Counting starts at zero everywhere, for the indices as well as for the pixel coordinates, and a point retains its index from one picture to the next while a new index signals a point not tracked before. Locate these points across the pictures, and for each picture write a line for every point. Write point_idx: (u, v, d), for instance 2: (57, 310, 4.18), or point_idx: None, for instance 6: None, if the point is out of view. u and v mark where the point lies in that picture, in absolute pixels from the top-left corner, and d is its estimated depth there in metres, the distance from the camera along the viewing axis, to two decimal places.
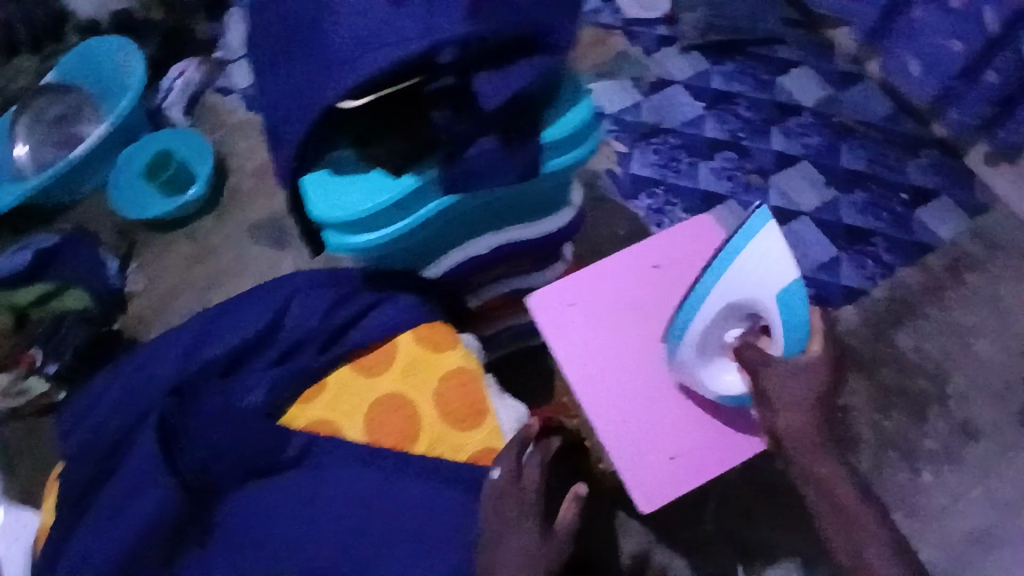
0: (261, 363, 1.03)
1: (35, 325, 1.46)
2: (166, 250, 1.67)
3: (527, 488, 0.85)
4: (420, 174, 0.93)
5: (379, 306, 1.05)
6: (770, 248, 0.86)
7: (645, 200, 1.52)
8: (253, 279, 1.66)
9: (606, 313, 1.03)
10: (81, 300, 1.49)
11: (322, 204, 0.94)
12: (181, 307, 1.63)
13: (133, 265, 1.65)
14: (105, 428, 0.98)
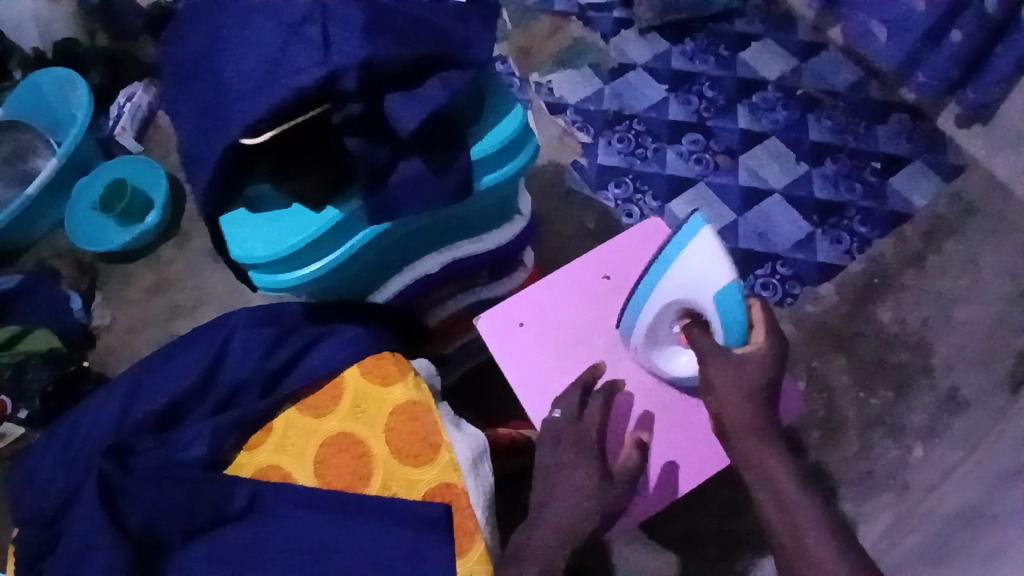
0: (202, 410, 0.84)
1: None
2: (127, 283, 1.64)
3: (588, 428, 0.76)
4: (341, 207, 0.76)
5: (321, 341, 0.87)
6: (706, 253, 0.75)
7: (614, 189, 1.56)
8: (215, 308, 1.62)
9: (565, 328, 0.86)
10: (47, 340, 1.43)
11: (241, 248, 0.78)
12: (147, 341, 1.60)
13: (98, 300, 1.61)
14: (43, 493, 0.81)
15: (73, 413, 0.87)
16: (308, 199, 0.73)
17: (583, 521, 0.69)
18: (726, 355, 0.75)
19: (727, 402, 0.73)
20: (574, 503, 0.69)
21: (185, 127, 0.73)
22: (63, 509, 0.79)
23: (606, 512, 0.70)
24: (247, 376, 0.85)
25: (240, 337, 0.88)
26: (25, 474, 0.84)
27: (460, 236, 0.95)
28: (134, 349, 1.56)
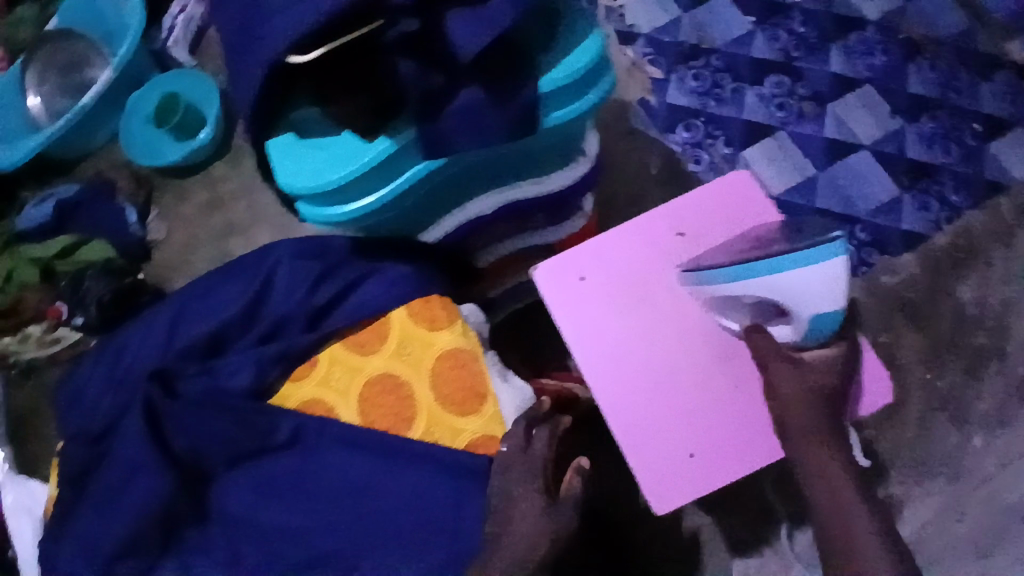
0: (245, 341, 0.83)
1: (61, 278, 1.42)
2: (180, 201, 1.63)
3: (535, 456, 0.72)
4: (395, 136, 0.70)
5: (367, 280, 0.84)
6: (814, 284, 0.62)
7: (683, 131, 1.44)
8: (265, 230, 1.62)
9: (630, 284, 0.75)
10: (101, 252, 1.44)
11: (287, 175, 0.73)
12: (200, 261, 1.62)
13: (154, 215, 1.62)
14: (96, 408, 0.83)
15: (123, 332, 0.87)
16: (359, 127, 0.69)
17: (537, 545, 0.68)
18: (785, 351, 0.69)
19: (790, 392, 0.67)
20: (529, 533, 0.68)
21: (234, 48, 0.68)
22: (110, 430, 0.80)
23: (556, 535, 0.69)
24: (290, 312, 0.82)
25: (284, 270, 0.85)
26: (75, 389, 0.86)
27: (518, 176, 0.88)
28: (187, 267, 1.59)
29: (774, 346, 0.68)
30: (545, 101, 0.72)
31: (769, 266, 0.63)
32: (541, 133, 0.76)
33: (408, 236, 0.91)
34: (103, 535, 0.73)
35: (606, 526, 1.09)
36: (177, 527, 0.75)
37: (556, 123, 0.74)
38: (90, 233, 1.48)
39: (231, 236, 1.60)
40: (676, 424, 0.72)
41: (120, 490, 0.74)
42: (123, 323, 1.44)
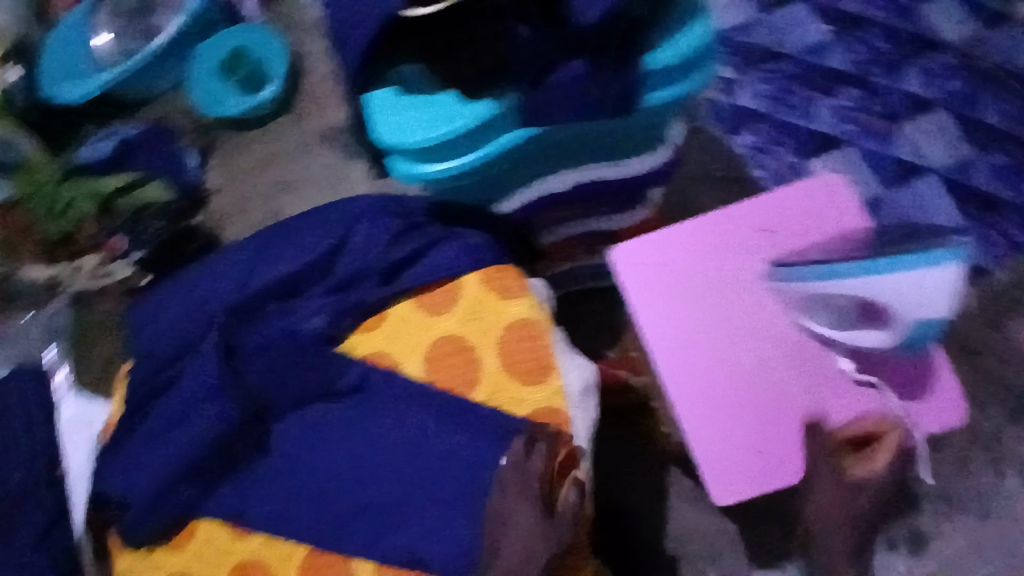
0: (318, 290, 0.84)
1: (121, 213, 1.44)
2: (243, 149, 1.66)
3: (531, 474, 0.71)
4: (501, 99, 0.70)
5: (440, 244, 0.85)
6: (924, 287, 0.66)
7: (749, 135, 1.42)
8: (318, 191, 1.65)
9: (708, 277, 0.75)
10: (158, 194, 1.46)
11: (384, 128, 0.74)
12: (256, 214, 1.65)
13: (211, 163, 1.65)
14: (166, 338, 0.85)
15: (197, 268, 0.89)
16: (463, 85, 0.70)
17: (533, 557, 0.69)
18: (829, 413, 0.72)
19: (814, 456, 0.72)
20: (524, 548, 0.68)
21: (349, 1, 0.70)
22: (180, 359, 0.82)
23: (551, 547, 0.70)
24: (364, 267, 0.84)
25: (361, 223, 0.86)
26: (145, 317, 0.88)
27: (601, 156, 0.88)
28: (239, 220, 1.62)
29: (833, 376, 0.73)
30: (649, 80, 0.71)
31: (885, 265, 0.66)
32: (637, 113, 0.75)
33: (484, 206, 0.92)
34: (178, 458, 0.76)
35: (632, 517, 1.10)
36: (242, 459, 0.78)
37: (656, 104, 0.73)
38: (151, 174, 1.50)
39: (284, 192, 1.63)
40: (742, 419, 0.72)
41: (194, 416, 0.77)
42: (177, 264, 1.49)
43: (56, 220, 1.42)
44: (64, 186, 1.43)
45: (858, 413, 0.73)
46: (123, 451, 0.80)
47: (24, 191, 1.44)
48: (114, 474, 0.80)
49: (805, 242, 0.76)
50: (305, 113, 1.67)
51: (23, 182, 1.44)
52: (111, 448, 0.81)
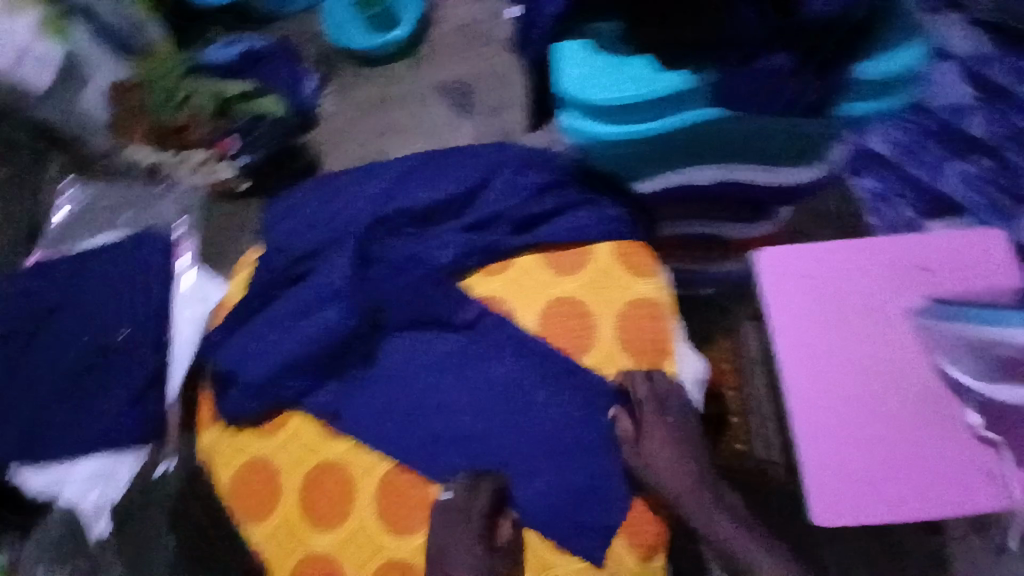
0: (452, 223, 0.86)
1: (236, 117, 1.37)
2: (356, 84, 1.62)
3: (473, 515, 0.71)
4: (695, 74, 0.70)
5: (577, 208, 0.85)
6: None
7: (872, 178, 1.21)
8: (422, 140, 1.57)
9: (850, 299, 0.77)
10: (273, 108, 1.37)
11: (570, 79, 0.72)
12: (354, 151, 1.56)
13: (327, 89, 1.61)
14: (300, 238, 0.88)
15: (341, 179, 0.92)
16: (664, 55, 0.70)
17: None
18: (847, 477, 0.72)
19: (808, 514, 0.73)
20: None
21: None
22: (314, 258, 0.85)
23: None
24: (502, 212, 0.84)
25: (510, 171, 0.88)
26: (285, 211, 0.91)
27: (757, 159, 0.87)
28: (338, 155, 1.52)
29: (926, 430, 0.72)
30: (854, 88, 0.73)
31: None
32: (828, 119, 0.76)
33: (619, 180, 0.88)
34: (295, 349, 0.79)
35: None
36: (349, 366, 0.80)
37: (851, 114, 0.75)
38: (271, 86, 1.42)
39: (388, 133, 1.55)
40: (857, 444, 0.72)
41: (319, 313, 0.80)
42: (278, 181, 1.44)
43: (172, 109, 1.36)
44: (186, 79, 1.40)
45: (946, 475, 0.71)
46: (240, 330, 0.84)
47: (144, 75, 1.41)
48: (226, 351, 0.83)
49: (955, 292, 0.77)
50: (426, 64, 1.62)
51: (149, 66, 1.42)
52: (229, 325, 0.84)
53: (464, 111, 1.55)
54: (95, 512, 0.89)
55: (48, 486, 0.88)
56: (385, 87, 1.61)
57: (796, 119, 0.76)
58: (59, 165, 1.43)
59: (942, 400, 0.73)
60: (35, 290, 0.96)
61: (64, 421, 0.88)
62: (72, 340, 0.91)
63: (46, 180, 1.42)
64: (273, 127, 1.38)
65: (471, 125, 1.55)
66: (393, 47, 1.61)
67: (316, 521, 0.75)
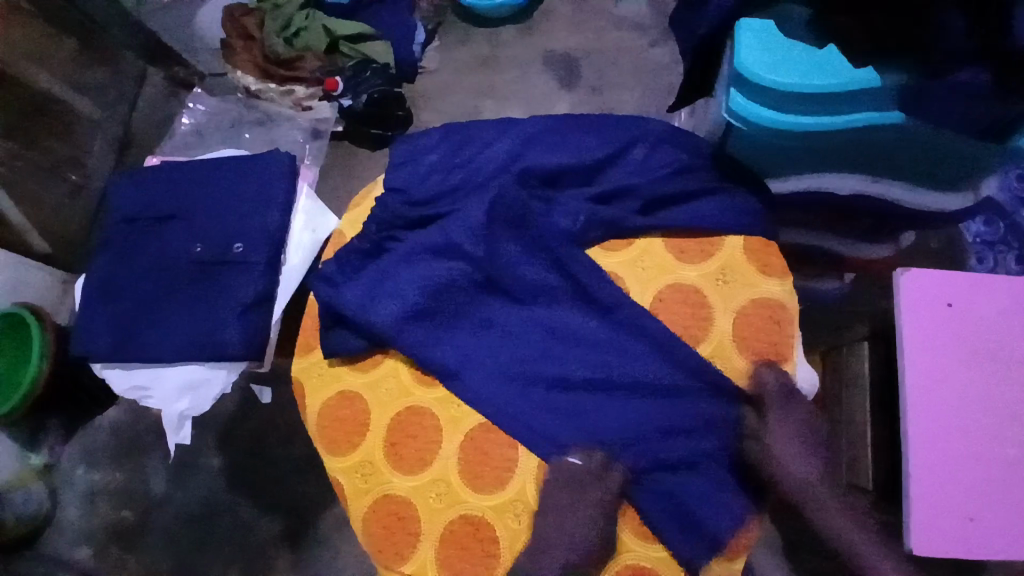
0: (579, 190, 0.85)
1: (342, 58, 1.33)
2: (460, 42, 1.49)
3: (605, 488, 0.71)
4: (881, 75, 0.67)
5: (710, 196, 0.83)
6: None
7: (979, 219, 1.01)
8: (519, 107, 1.44)
9: (993, 338, 0.72)
10: (382, 55, 1.32)
11: (746, 58, 0.71)
12: (448, 109, 1.44)
13: (433, 44, 1.48)
14: (427, 181, 0.88)
15: (474, 129, 0.92)
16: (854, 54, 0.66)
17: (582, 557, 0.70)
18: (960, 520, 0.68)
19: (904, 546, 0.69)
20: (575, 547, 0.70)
21: None
22: (439, 207, 0.85)
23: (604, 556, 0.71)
24: (633, 186, 0.83)
25: (646, 153, 0.86)
26: (411, 152, 0.90)
27: (902, 177, 0.83)
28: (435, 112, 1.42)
29: None
30: None
31: None
32: (995, 151, 0.73)
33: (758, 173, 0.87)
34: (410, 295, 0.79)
35: None
36: (458, 314, 0.80)
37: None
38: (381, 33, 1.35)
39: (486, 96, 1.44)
40: (969, 481, 0.68)
41: (439, 260, 0.80)
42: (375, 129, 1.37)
43: (284, 41, 1.31)
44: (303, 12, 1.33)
45: None
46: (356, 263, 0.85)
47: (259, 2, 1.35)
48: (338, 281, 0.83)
49: None
50: (539, 31, 1.49)
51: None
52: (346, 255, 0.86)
53: (569, 86, 1.43)
54: (179, 420, 0.89)
55: (139, 388, 0.88)
56: (491, 49, 1.49)
57: (969, 142, 0.72)
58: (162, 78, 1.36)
59: None
60: (145, 189, 0.95)
61: (164, 324, 0.87)
62: (181, 245, 0.91)
63: (143, 95, 1.34)
64: (378, 73, 1.32)
65: (574, 101, 1.43)
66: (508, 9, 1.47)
67: (399, 463, 0.75)
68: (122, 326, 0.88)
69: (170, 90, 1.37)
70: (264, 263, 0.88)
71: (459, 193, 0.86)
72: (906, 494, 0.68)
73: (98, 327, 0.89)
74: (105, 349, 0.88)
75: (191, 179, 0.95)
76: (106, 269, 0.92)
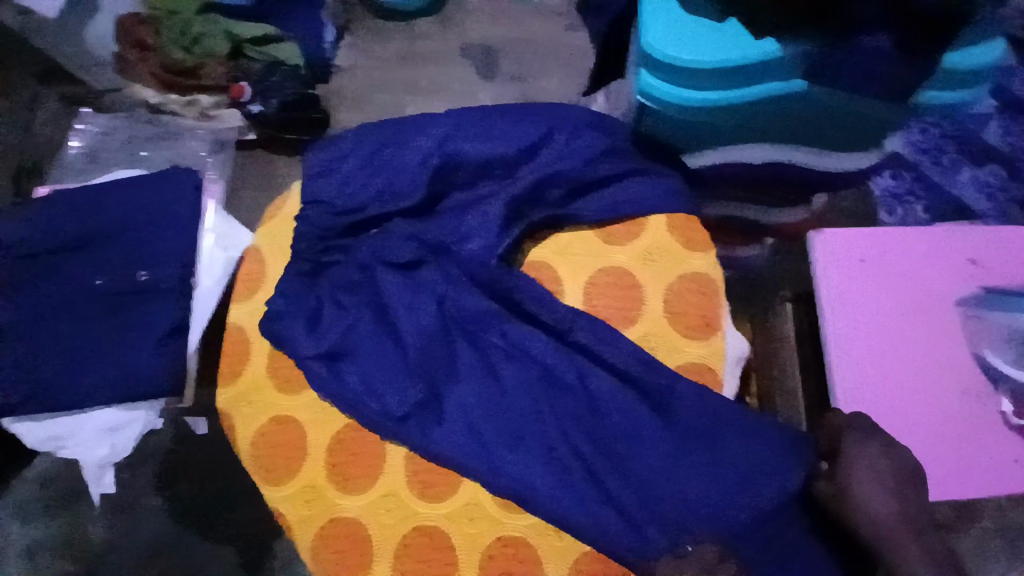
0: (504, 183, 0.83)
1: (249, 62, 1.26)
2: (375, 37, 1.44)
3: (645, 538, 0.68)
4: (784, 45, 0.70)
5: (634, 178, 0.83)
6: None
7: (888, 172, 0.98)
8: (444, 99, 1.40)
9: (904, 288, 0.76)
10: (291, 56, 1.27)
11: (655, 38, 0.71)
12: (369, 106, 1.39)
13: (344, 42, 1.43)
14: (346, 187, 0.84)
15: (390, 128, 0.88)
16: (755, 25, 0.70)
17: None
18: None
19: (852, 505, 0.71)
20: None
21: None
22: (364, 214, 0.82)
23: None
24: (558, 174, 0.82)
25: (570, 142, 0.84)
26: (330, 160, 0.86)
27: (809, 141, 0.87)
28: (355, 112, 1.37)
29: (971, 417, 0.71)
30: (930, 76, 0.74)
31: None
32: (898, 109, 0.77)
33: (678, 150, 0.88)
34: (345, 315, 0.79)
35: None
36: (394, 324, 0.78)
37: (924, 101, 0.79)
38: (289, 35, 1.30)
39: (407, 92, 1.40)
40: (901, 426, 0.71)
41: (370, 272, 0.80)
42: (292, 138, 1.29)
43: (182, 49, 1.25)
44: (202, 16, 1.25)
45: (988, 462, 0.70)
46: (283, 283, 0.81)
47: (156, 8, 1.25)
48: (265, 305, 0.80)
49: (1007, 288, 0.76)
50: (453, 24, 1.47)
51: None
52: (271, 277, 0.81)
53: (488, 76, 1.41)
54: (101, 469, 0.85)
55: (52, 440, 0.82)
56: (408, 43, 1.45)
57: (869, 104, 0.76)
58: (57, 99, 1.28)
59: (988, 391, 0.72)
60: (37, 221, 0.87)
61: (72, 367, 0.80)
62: (85, 279, 0.84)
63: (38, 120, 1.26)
64: (290, 76, 1.27)
65: (494, 90, 1.41)
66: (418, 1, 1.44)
67: (346, 483, 0.73)
68: (25, 374, 0.81)
69: (67, 109, 1.28)
70: (178, 290, 0.82)
71: (384, 198, 0.83)
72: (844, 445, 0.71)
73: None
74: (9, 402, 0.80)
75: (90, 206, 0.88)
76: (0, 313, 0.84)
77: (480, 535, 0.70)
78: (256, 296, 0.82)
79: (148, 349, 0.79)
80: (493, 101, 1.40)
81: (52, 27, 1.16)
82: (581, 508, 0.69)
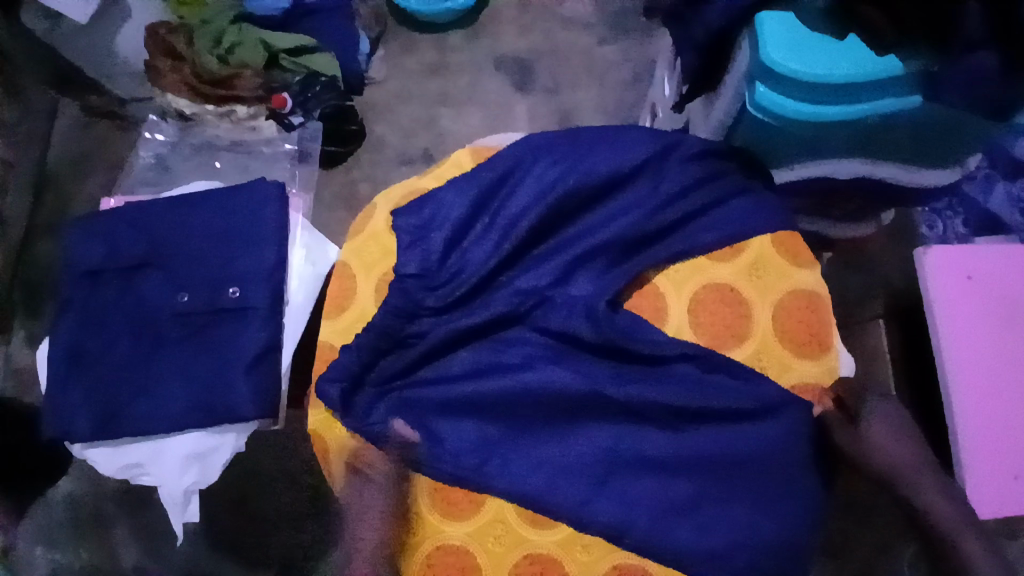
0: (592, 201, 0.81)
1: (284, 73, 1.19)
2: (408, 49, 1.41)
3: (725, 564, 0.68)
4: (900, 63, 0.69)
5: (723, 196, 0.81)
6: None
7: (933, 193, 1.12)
8: (478, 112, 1.37)
9: (1009, 304, 0.76)
10: (329, 68, 1.21)
11: (771, 45, 0.71)
12: (403, 117, 1.36)
13: (378, 53, 1.39)
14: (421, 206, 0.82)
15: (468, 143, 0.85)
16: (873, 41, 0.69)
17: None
18: (1005, 485, 0.70)
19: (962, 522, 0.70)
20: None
21: None
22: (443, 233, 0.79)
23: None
24: (645, 200, 0.80)
25: (669, 162, 0.82)
26: None
27: (899, 156, 0.86)
28: (390, 123, 1.35)
29: None
30: None
31: None
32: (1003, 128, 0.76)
33: (768, 165, 0.88)
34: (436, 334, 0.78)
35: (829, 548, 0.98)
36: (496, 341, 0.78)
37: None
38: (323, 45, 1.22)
39: (440, 105, 1.37)
40: (1012, 443, 0.71)
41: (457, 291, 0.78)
42: (338, 154, 1.30)
43: (218, 58, 1.17)
44: (236, 26, 1.19)
45: None
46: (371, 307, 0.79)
47: (190, 16, 1.18)
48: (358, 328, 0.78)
49: None
50: (487, 35, 1.43)
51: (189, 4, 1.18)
52: (361, 298, 0.80)
53: (524, 87, 1.39)
54: (183, 500, 0.78)
55: (130, 467, 0.77)
56: (440, 55, 1.41)
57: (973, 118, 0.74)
58: (76, 110, 1.28)
59: None
60: (104, 237, 0.84)
61: (147, 392, 0.77)
62: (159, 299, 0.81)
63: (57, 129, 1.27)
64: (329, 88, 1.23)
65: (530, 102, 1.38)
66: (453, 14, 1.40)
67: (449, 509, 0.71)
68: (98, 399, 0.77)
69: (88, 123, 1.28)
70: (266, 309, 0.78)
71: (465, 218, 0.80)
72: (957, 461, 0.71)
73: (69, 402, 0.78)
74: (79, 430, 0.76)
75: (162, 222, 0.84)
76: (67, 335, 0.80)
77: (594, 564, 0.69)
78: (346, 314, 0.80)
79: (226, 375, 0.76)
80: (529, 113, 1.37)
81: (77, 37, 1.12)
82: (693, 534, 0.69)
